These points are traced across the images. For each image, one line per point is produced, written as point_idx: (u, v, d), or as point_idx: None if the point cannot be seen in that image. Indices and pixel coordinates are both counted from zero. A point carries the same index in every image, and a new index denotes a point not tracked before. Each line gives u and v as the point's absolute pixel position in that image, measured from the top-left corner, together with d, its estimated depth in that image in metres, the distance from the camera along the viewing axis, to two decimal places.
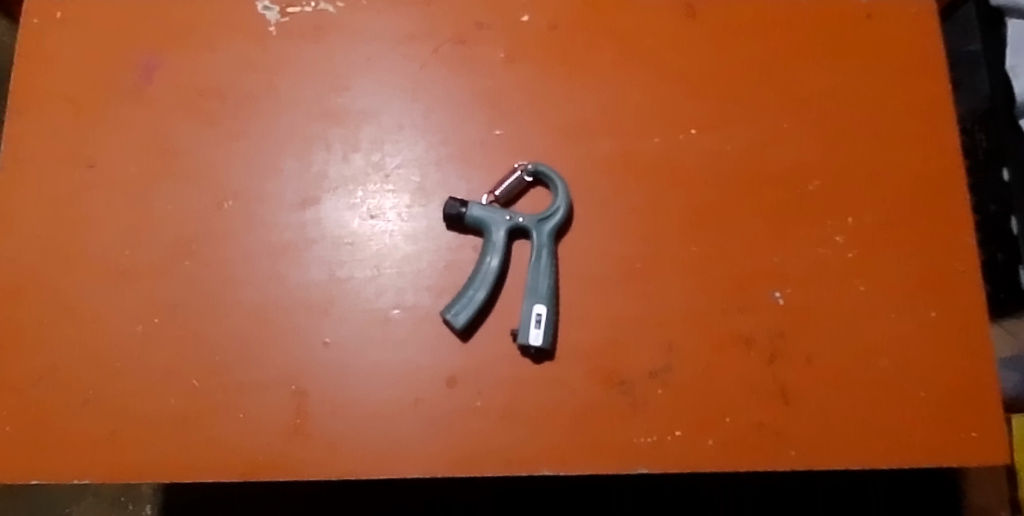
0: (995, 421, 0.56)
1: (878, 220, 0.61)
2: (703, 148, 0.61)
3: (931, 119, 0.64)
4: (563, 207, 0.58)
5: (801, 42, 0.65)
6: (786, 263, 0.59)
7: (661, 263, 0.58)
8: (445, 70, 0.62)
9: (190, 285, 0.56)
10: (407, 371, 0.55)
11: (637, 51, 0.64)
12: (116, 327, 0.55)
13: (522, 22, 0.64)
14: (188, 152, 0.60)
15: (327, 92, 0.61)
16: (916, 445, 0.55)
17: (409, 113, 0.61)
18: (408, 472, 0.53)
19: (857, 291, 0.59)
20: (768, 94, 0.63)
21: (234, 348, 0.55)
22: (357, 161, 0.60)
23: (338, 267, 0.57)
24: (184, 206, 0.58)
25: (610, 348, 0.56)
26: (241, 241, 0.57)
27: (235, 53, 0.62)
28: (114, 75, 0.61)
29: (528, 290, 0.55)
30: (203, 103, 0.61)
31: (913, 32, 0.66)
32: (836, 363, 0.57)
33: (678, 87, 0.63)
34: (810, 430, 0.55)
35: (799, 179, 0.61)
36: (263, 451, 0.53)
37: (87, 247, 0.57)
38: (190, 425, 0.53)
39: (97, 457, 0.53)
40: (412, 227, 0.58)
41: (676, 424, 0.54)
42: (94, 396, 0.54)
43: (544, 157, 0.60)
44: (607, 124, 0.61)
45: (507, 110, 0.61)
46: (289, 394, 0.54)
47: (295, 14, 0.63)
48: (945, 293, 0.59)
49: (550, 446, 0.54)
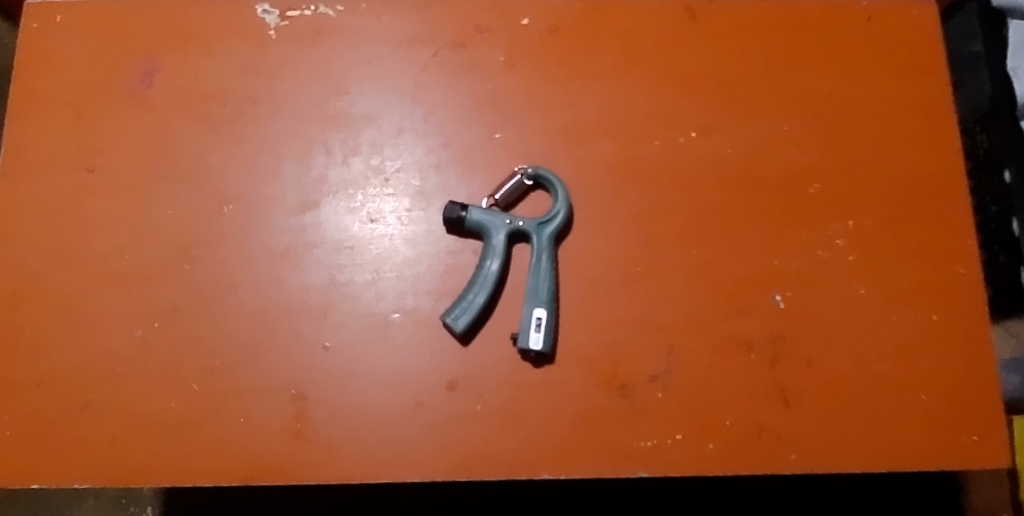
0: (996, 424, 0.56)
1: (879, 222, 0.60)
2: (704, 151, 0.61)
3: (931, 121, 0.64)
4: (563, 211, 0.57)
5: (802, 44, 0.65)
6: (787, 266, 0.59)
7: (661, 267, 0.58)
8: (445, 74, 0.62)
9: (191, 289, 0.56)
10: (407, 375, 0.55)
11: (637, 54, 0.63)
12: (116, 332, 0.56)
13: (522, 25, 0.63)
14: (188, 156, 0.60)
15: (327, 96, 0.61)
16: (916, 448, 0.55)
17: (409, 117, 0.61)
18: (408, 476, 0.53)
19: (858, 294, 0.58)
20: (769, 97, 0.63)
21: (234, 352, 0.55)
22: (357, 165, 0.59)
23: (338, 271, 0.57)
24: (184, 210, 0.58)
25: (610, 352, 0.56)
26: (241, 245, 0.57)
27: (235, 56, 0.62)
28: (114, 80, 0.61)
29: (528, 294, 0.55)
30: (204, 107, 0.61)
31: (914, 33, 0.66)
32: (837, 366, 0.57)
33: (679, 90, 0.63)
34: (810, 434, 0.55)
35: (799, 181, 0.61)
36: (263, 455, 0.53)
37: (87, 251, 0.57)
38: (190, 429, 0.53)
39: (98, 461, 0.53)
40: (412, 231, 0.58)
41: (676, 428, 0.54)
42: (94, 401, 0.54)
43: (544, 160, 0.60)
44: (607, 127, 0.61)
45: (507, 113, 0.61)
46: (289, 398, 0.54)
47: (295, 18, 0.63)
48: (946, 295, 0.59)
49: (550, 450, 0.54)
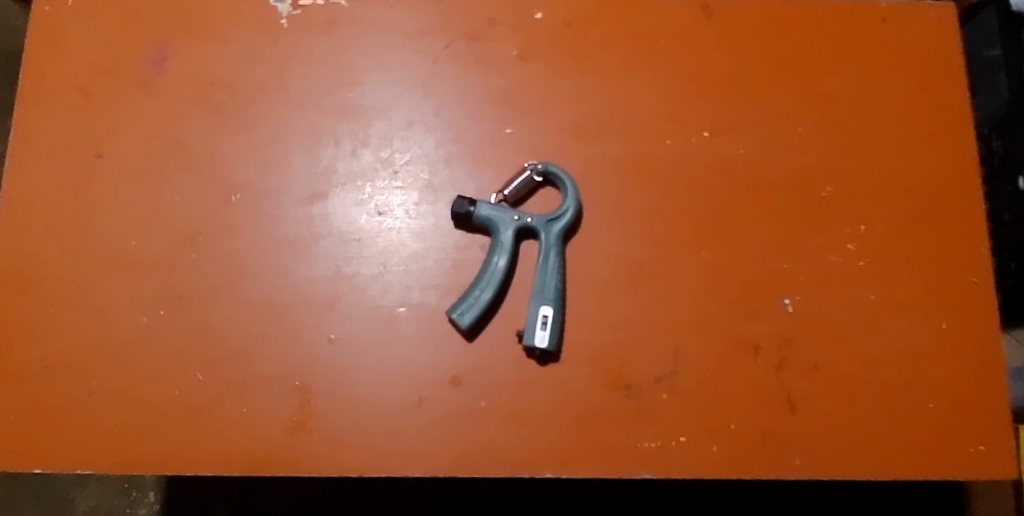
0: (1003, 435, 0.56)
1: (891, 228, 0.60)
2: (716, 151, 0.61)
3: (945, 126, 0.63)
4: (572, 207, 0.57)
5: (818, 44, 0.64)
6: (797, 270, 0.58)
7: (669, 267, 0.58)
8: (456, 66, 0.62)
9: (196, 277, 0.56)
10: (410, 370, 0.55)
11: (651, 51, 0.63)
12: (121, 319, 0.55)
13: (535, 20, 0.63)
14: (197, 144, 0.59)
15: (338, 86, 0.61)
16: (923, 457, 0.55)
17: (419, 110, 0.61)
18: (410, 471, 0.53)
19: (868, 300, 0.58)
20: (783, 98, 0.62)
21: (239, 341, 0.55)
22: (365, 156, 0.59)
23: (344, 263, 0.57)
24: (192, 197, 0.58)
25: (616, 352, 0.55)
26: (247, 234, 0.57)
27: (247, 43, 0.62)
28: (125, 65, 0.61)
29: (535, 292, 0.55)
30: (214, 94, 0.60)
31: (930, 35, 0.65)
32: (844, 371, 0.56)
33: (692, 88, 0.62)
34: (816, 439, 0.55)
35: (812, 185, 0.60)
36: (264, 446, 0.53)
37: (94, 237, 0.57)
38: (193, 417, 0.53)
39: (101, 447, 0.53)
40: (420, 225, 0.58)
41: (682, 430, 0.54)
42: (99, 386, 0.54)
43: (554, 156, 0.60)
44: (618, 124, 0.61)
45: (518, 108, 0.61)
46: (293, 389, 0.54)
47: (306, 7, 0.63)
48: (957, 303, 0.58)
49: (552, 449, 0.53)
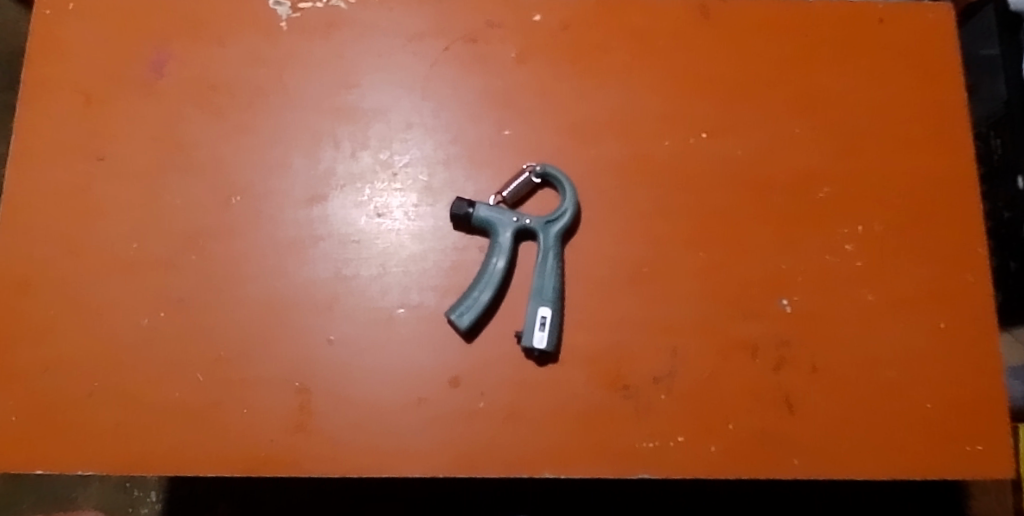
0: (1001, 435, 0.56)
1: (888, 229, 0.60)
2: (715, 152, 0.61)
3: (942, 127, 0.63)
4: (571, 209, 0.57)
5: (817, 45, 0.64)
6: (795, 270, 0.58)
7: (667, 268, 0.58)
8: (456, 68, 0.62)
9: (197, 278, 0.57)
10: (410, 370, 0.55)
11: (649, 53, 0.63)
12: (122, 321, 0.56)
13: (533, 22, 0.63)
14: (197, 147, 0.60)
15: (337, 89, 0.61)
16: (920, 457, 0.55)
17: (418, 112, 0.61)
18: (410, 471, 0.53)
19: (866, 301, 0.58)
20: (781, 99, 0.63)
21: (239, 342, 0.55)
22: (365, 158, 0.59)
23: (343, 264, 0.57)
24: (193, 199, 0.58)
25: (614, 353, 0.56)
26: (247, 236, 0.57)
27: (246, 46, 0.62)
28: (125, 68, 0.62)
29: (533, 293, 0.55)
30: (214, 97, 0.61)
31: (927, 35, 0.65)
32: (842, 372, 0.56)
33: (691, 90, 0.62)
34: (814, 440, 0.55)
35: (810, 186, 0.60)
36: (265, 446, 0.53)
37: (95, 239, 0.58)
38: (194, 418, 0.54)
39: (103, 448, 0.53)
40: (419, 227, 0.58)
41: (680, 430, 0.54)
42: (100, 388, 0.54)
43: (553, 158, 0.60)
44: (616, 125, 0.61)
45: (517, 110, 0.61)
46: (294, 390, 0.54)
47: (306, 10, 0.63)
48: (955, 303, 0.59)
49: (551, 449, 0.54)
